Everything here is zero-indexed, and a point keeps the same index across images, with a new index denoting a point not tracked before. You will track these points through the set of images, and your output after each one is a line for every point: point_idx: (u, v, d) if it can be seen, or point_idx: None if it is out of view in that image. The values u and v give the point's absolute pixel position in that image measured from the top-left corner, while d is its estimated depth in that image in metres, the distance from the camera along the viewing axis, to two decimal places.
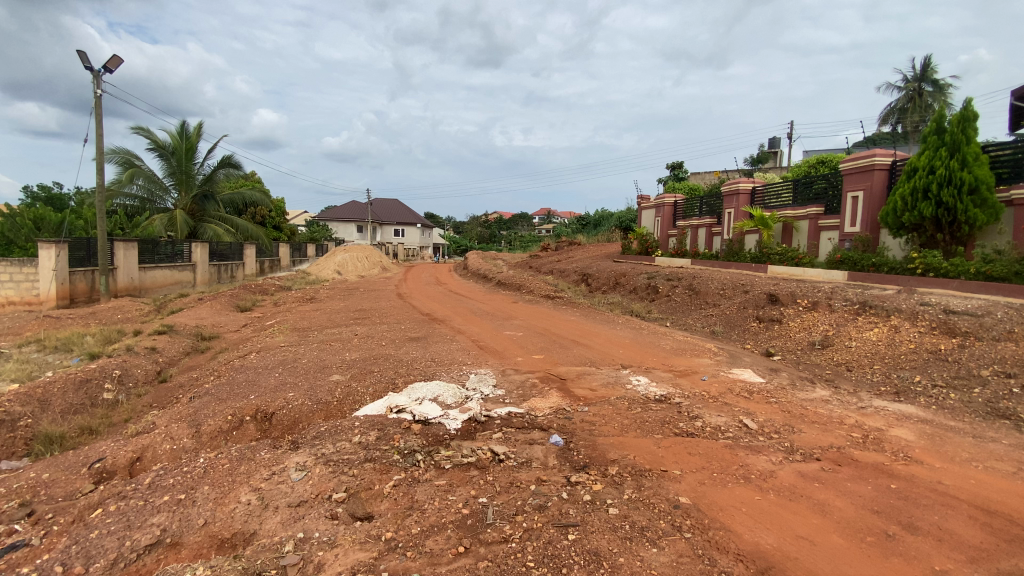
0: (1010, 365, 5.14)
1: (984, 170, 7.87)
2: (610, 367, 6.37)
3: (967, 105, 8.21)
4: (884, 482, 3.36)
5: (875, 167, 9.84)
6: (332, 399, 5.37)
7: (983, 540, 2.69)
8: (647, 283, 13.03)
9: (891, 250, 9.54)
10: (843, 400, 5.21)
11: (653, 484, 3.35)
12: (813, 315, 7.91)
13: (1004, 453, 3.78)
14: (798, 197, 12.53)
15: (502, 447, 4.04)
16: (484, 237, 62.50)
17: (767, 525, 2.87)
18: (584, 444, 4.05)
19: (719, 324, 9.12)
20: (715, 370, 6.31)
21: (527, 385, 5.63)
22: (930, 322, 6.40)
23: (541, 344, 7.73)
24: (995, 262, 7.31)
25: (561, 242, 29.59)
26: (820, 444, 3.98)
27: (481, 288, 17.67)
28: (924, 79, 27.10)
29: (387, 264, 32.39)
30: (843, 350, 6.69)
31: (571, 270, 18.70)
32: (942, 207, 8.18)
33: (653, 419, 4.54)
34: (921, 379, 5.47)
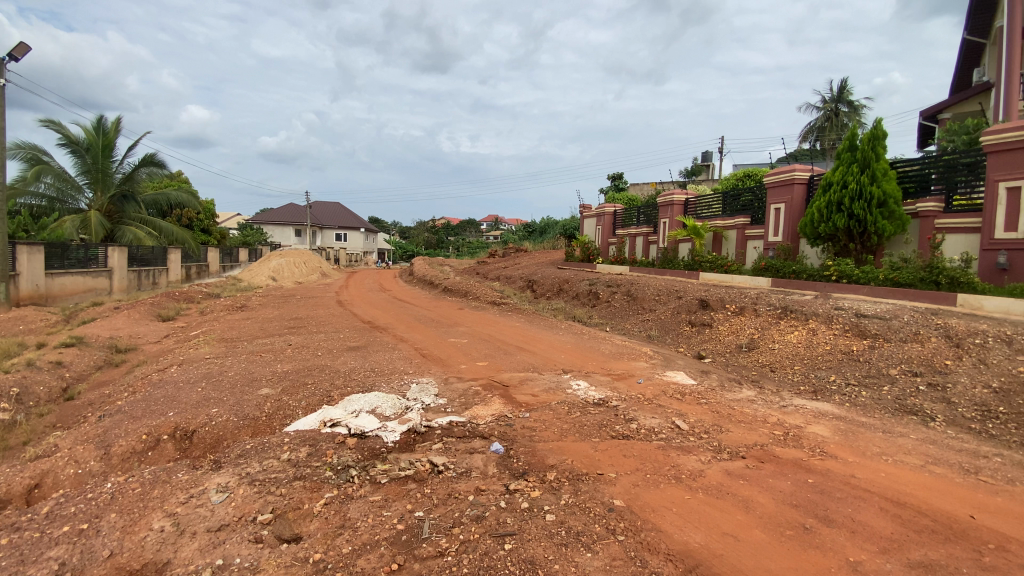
0: (916, 365, 5.64)
1: (891, 185, 8.61)
2: (552, 372, 6.43)
3: (876, 125, 8.94)
4: (802, 476, 3.58)
5: (795, 181, 10.60)
6: (260, 414, 5.06)
7: (893, 531, 2.89)
8: (589, 289, 13.33)
9: (809, 258, 10.29)
10: (767, 399, 5.52)
11: (589, 489, 3.38)
12: (740, 319, 8.36)
13: (911, 447, 4.13)
14: (728, 208, 13.27)
15: (441, 458, 3.95)
16: (431, 243, 61.76)
17: (695, 524, 2.96)
18: (523, 450, 4.04)
19: (655, 329, 9.47)
20: (650, 372, 6.53)
21: (469, 393, 5.57)
22: (843, 325, 6.93)
23: (483, 351, 7.69)
24: (901, 269, 8.02)
25: (508, 248, 29.73)
26: (745, 443, 4.19)
27: (426, 294, 17.43)
28: (839, 101, 29.57)
29: (328, 270, 31.28)
30: (767, 352, 7.12)
31: (517, 276, 18.84)
32: (854, 220, 8.90)
33: (592, 423, 4.61)
34: (836, 379, 5.91)
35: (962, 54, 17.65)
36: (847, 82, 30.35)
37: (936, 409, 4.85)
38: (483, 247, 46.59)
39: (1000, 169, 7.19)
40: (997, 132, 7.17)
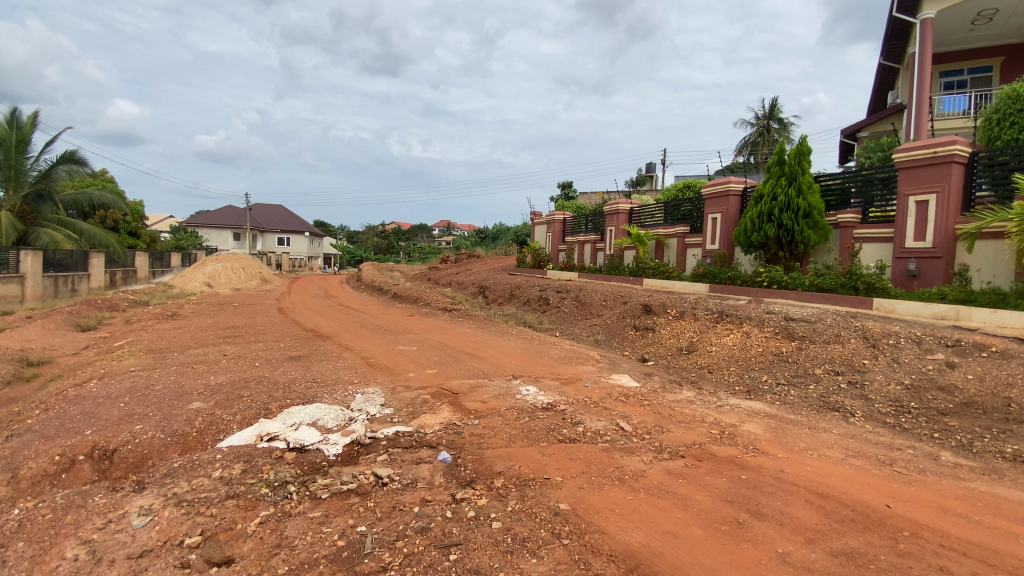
0: (837, 364, 6.08)
1: (816, 198, 9.25)
2: (502, 378, 6.43)
3: (802, 141, 9.57)
4: (736, 473, 3.75)
5: (730, 193, 11.20)
6: (191, 430, 4.75)
7: (817, 522, 3.09)
8: (539, 295, 13.49)
9: (743, 265, 10.90)
10: (705, 399, 5.78)
11: (535, 494, 3.40)
12: (681, 323, 8.71)
13: (833, 441, 4.44)
14: (669, 217, 13.83)
15: (386, 469, 3.85)
16: (381, 248, 60.39)
17: (637, 524, 3.04)
18: (470, 458, 4.00)
19: (601, 333, 9.70)
20: (597, 376, 6.67)
21: (417, 402, 5.47)
22: (773, 328, 7.36)
23: (433, 358, 7.58)
24: (824, 275, 8.63)
25: (460, 254, 29.54)
26: (685, 442, 4.36)
27: (375, 300, 17.04)
28: (771, 118, 31.60)
29: (270, 276, 29.92)
30: (705, 354, 7.46)
31: (469, 282, 18.77)
32: (782, 229, 9.50)
33: (540, 428, 4.65)
34: (767, 378, 6.28)
35: (876, 78, 19.29)
36: (777, 100, 32.48)
37: (856, 406, 5.24)
38: (435, 252, 46.09)
39: (910, 184, 7.88)
40: (908, 150, 7.87)
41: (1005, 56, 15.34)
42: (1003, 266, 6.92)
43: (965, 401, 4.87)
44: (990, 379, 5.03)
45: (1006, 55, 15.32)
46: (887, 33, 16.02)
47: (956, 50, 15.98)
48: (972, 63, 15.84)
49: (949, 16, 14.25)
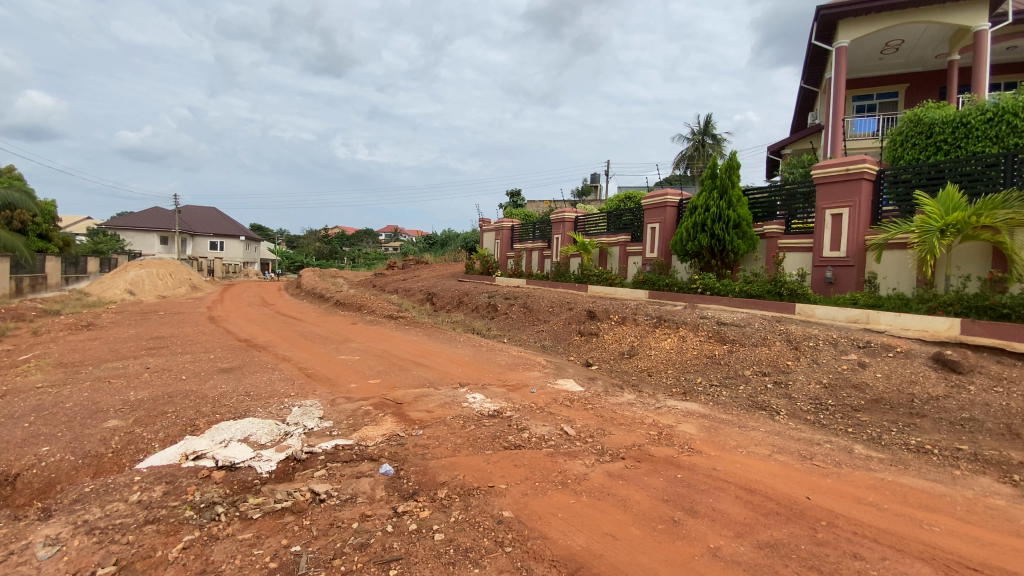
0: (765, 365, 6.48)
1: (744, 210, 9.86)
2: (448, 387, 6.35)
3: (732, 156, 10.15)
4: (673, 473, 3.90)
5: (668, 204, 11.74)
6: (106, 451, 4.36)
7: (746, 516, 3.26)
8: (487, 302, 13.51)
9: (680, 273, 11.41)
10: (645, 401, 5.99)
11: (479, 502, 3.38)
12: (622, 328, 8.98)
13: (760, 438, 4.72)
14: (612, 226, 14.27)
15: (324, 485, 3.70)
16: (324, 254, 58.28)
17: (578, 527, 3.09)
18: (414, 470, 3.92)
19: (548, 339, 9.84)
20: (543, 382, 6.73)
21: (359, 413, 5.30)
22: (707, 332, 7.74)
23: (377, 368, 7.38)
24: (752, 282, 9.19)
25: (408, 260, 29.05)
26: (625, 444, 4.49)
27: (317, 308, 16.41)
28: (705, 134, 33.41)
29: (201, 283, 28.08)
30: (645, 357, 7.74)
31: (416, 288, 18.50)
32: (714, 239, 10.04)
33: (485, 435, 4.63)
34: (702, 380, 6.59)
35: (799, 99, 20.87)
36: (711, 118, 34.48)
37: (781, 404, 5.60)
38: (382, 258, 45.11)
39: (827, 199, 8.56)
40: (824, 167, 8.53)
41: (907, 84, 17.04)
42: (906, 274, 7.65)
43: (875, 397, 5.32)
44: (895, 377, 5.53)
45: (908, 83, 17.02)
46: (808, 58, 17.35)
47: (866, 77, 17.58)
48: (879, 89, 17.48)
49: (860, 45, 15.67)
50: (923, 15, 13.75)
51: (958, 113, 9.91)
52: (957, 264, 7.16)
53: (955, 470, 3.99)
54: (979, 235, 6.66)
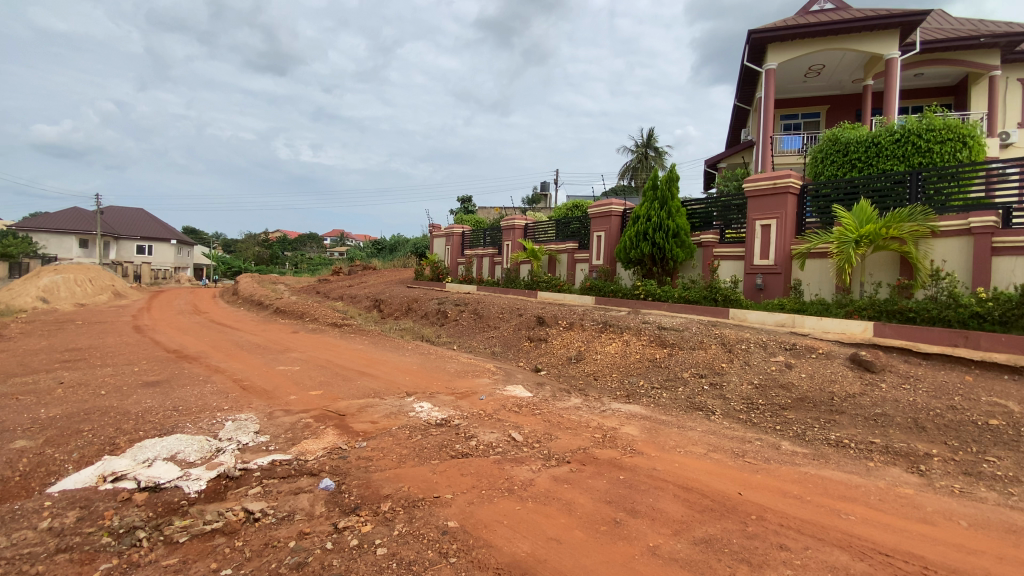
0: (701, 368, 6.79)
1: (682, 220, 10.32)
2: (394, 397, 6.21)
3: (672, 169, 10.62)
4: (616, 474, 4.01)
5: (612, 214, 12.13)
6: (10, 475, 3.95)
7: (683, 513, 3.40)
8: (437, 308, 13.38)
9: (624, 279, 11.78)
10: (591, 405, 6.13)
11: (423, 514, 3.32)
12: (570, 334, 9.15)
13: (697, 438, 4.94)
14: (560, 234, 14.54)
15: (259, 504, 3.52)
16: (264, 259, 55.62)
17: (523, 533, 3.11)
18: (356, 483, 3.80)
19: (498, 345, 9.87)
20: (492, 388, 6.72)
21: (298, 426, 5.09)
22: (648, 336, 8.03)
23: (319, 378, 7.10)
24: (690, 289, 9.61)
25: (354, 265, 28.23)
26: (571, 448, 4.57)
27: (256, 316, 15.64)
28: (648, 146, 34.72)
29: (126, 290, 26.03)
30: (591, 362, 7.92)
31: (363, 295, 18.02)
32: (655, 247, 10.45)
33: (431, 445, 4.56)
34: (644, 383, 6.82)
35: (733, 116, 22.14)
36: (655, 131, 35.95)
37: (716, 405, 5.89)
38: (327, 264, 43.62)
39: (757, 211, 9.13)
40: (755, 180, 9.10)
41: (828, 105, 18.46)
42: (826, 281, 8.27)
43: (800, 396, 5.71)
44: (817, 377, 5.95)
45: (828, 104, 18.46)
46: (741, 78, 18.45)
47: (792, 97, 18.91)
48: (804, 109, 18.85)
49: (787, 68, 16.84)
50: (841, 43, 14.97)
51: (870, 134, 10.86)
52: (870, 272, 7.82)
53: (869, 462, 4.34)
54: (888, 245, 7.31)
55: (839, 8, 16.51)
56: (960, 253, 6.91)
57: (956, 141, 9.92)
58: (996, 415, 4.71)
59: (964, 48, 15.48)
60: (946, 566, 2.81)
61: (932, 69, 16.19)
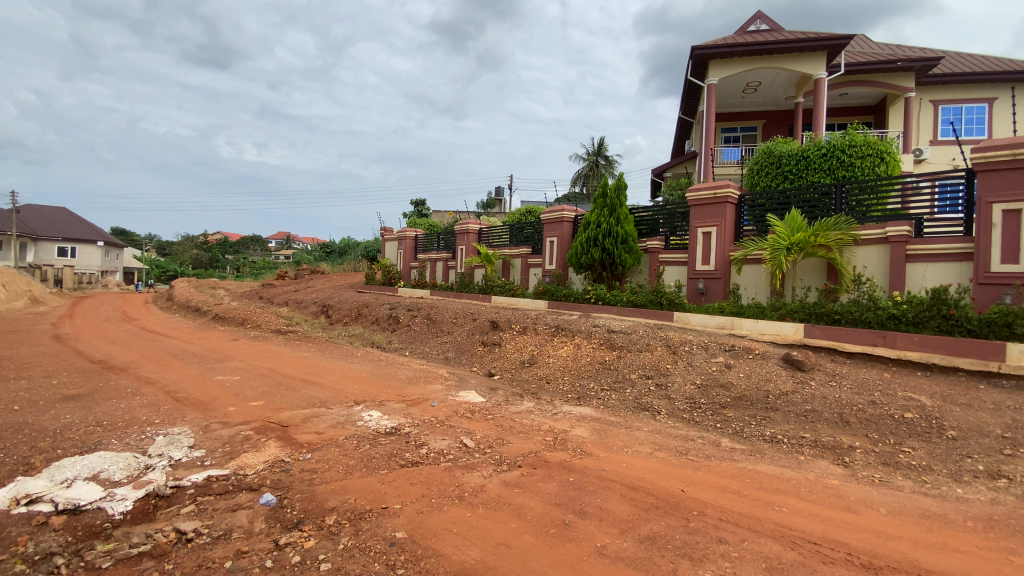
0: (648, 369, 7.02)
1: (630, 227, 10.64)
2: (341, 406, 6.03)
3: (620, 177, 10.94)
4: (565, 477, 4.07)
5: (564, 220, 12.35)
6: None
7: (630, 513, 3.49)
8: (389, 314, 13.12)
9: (576, 284, 12.00)
10: (542, 408, 6.19)
11: (371, 526, 3.23)
12: (523, 337, 9.21)
13: (644, 437, 5.10)
14: (514, 239, 14.65)
15: (193, 523, 3.33)
16: (203, 263, 52.63)
17: (472, 540, 3.09)
18: (299, 497, 3.66)
19: (451, 350, 9.81)
20: (444, 395, 6.65)
21: (236, 439, 4.84)
22: (599, 339, 8.22)
23: (260, 389, 6.78)
24: (637, 293, 9.92)
25: (301, 269, 27.20)
26: (523, 452, 4.60)
27: (193, 323, 14.75)
28: (599, 154, 35.58)
29: (43, 295, 23.88)
30: (544, 365, 8.01)
31: (310, 300, 17.39)
32: (605, 253, 10.72)
33: (380, 454, 4.46)
34: (594, 385, 6.97)
35: (678, 128, 23.09)
36: (606, 140, 36.94)
37: (662, 405, 6.09)
38: (271, 268, 41.82)
39: (698, 219, 9.56)
40: (696, 190, 9.52)
41: (764, 120, 19.60)
42: (761, 285, 8.76)
43: (738, 394, 6.00)
44: (754, 376, 6.29)
45: (764, 119, 19.59)
46: (685, 92, 19.28)
47: (732, 112, 19.94)
48: (743, 123, 19.91)
49: (727, 84, 17.74)
50: (776, 62, 15.94)
51: (801, 148, 11.60)
52: (801, 277, 8.34)
53: (800, 455, 4.62)
54: (816, 252, 7.84)
55: (774, 29, 17.56)
56: (879, 259, 7.50)
57: (874, 156, 10.80)
58: (911, 409, 5.13)
59: (883, 70, 16.84)
60: (868, 551, 3.02)
61: (855, 89, 17.51)
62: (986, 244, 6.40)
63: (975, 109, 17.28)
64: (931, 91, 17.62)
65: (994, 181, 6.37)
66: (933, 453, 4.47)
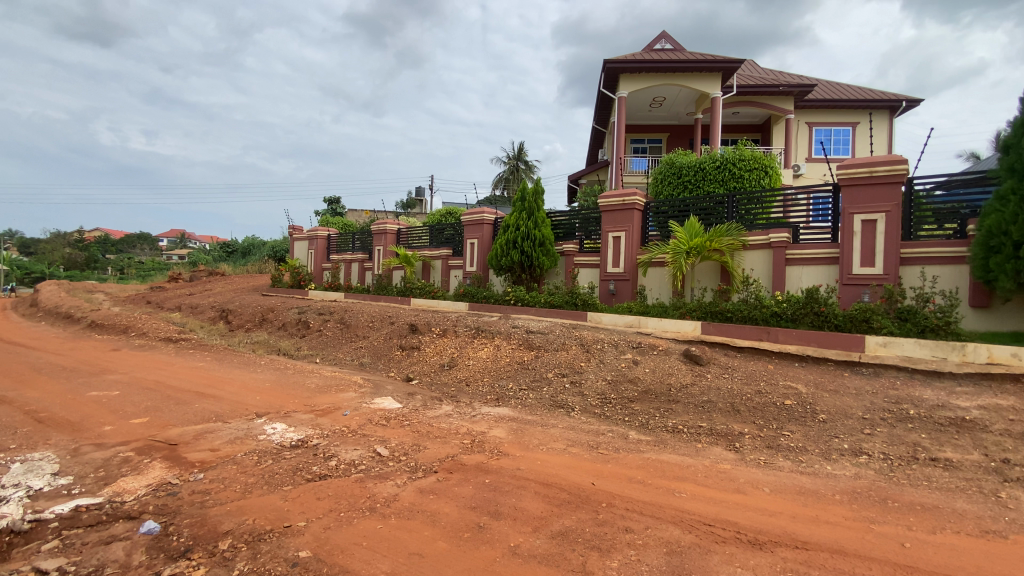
0: (564, 368, 7.22)
1: (547, 230, 10.93)
2: (240, 419, 5.58)
3: (537, 181, 11.20)
4: (481, 478, 4.07)
5: (484, 222, 12.43)
6: None
7: (543, 510, 3.57)
8: (298, 318, 12.39)
9: (496, 286, 12.09)
10: (461, 411, 6.15)
11: (271, 547, 3.01)
12: (443, 340, 9.10)
13: (558, 434, 5.24)
14: (434, 240, 14.48)
15: (57, 561, 2.91)
16: (76, 262, 46.28)
17: (383, 552, 2.99)
18: (188, 523, 3.32)
19: (367, 356, 9.46)
20: (357, 403, 6.38)
21: (113, 462, 4.31)
22: (517, 339, 8.33)
23: (145, 404, 6.09)
24: (554, 295, 10.20)
25: (198, 271, 24.87)
26: (439, 456, 4.54)
27: (61, 332, 12.93)
28: (519, 159, 36.24)
29: None
30: (463, 368, 7.98)
31: (208, 304, 15.96)
32: (524, 255, 10.91)
33: (284, 469, 4.19)
34: (512, 386, 7.06)
35: (593, 137, 24.08)
36: (524, 144, 37.63)
37: (576, 401, 6.32)
38: (162, 269, 37.92)
39: (609, 224, 10.05)
40: (607, 197, 10.02)
41: (669, 132, 21.03)
42: (665, 286, 9.38)
43: (645, 388, 6.37)
44: (659, 370, 6.71)
45: (669, 131, 21.02)
46: (598, 103, 20.17)
47: (641, 124, 21.16)
48: (650, 135, 21.21)
49: (636, 97, 18.80)
50: (679, 80, 17.15)
51: (699, 159, 12.60)
52: (699, 279, 9.03)
53: (698, 443, 5.00)
54: (711, 256, 8.53)
55: (676, 49, 18.92)
56: (764, 263, 8.32)
57: (760, 170, 12.05)
58: (790, 396, 5.74)
59: (768, 93, 18.75)
60: (754, 529, 3.33)
61: (746, 109, 19.33)
62: (850, 249, 7.33)
63: (842, 132, 19.78)
64: (807, 113, 19.90)
65: (855, 196, 7.31)
66: (808, 435, 5.03)
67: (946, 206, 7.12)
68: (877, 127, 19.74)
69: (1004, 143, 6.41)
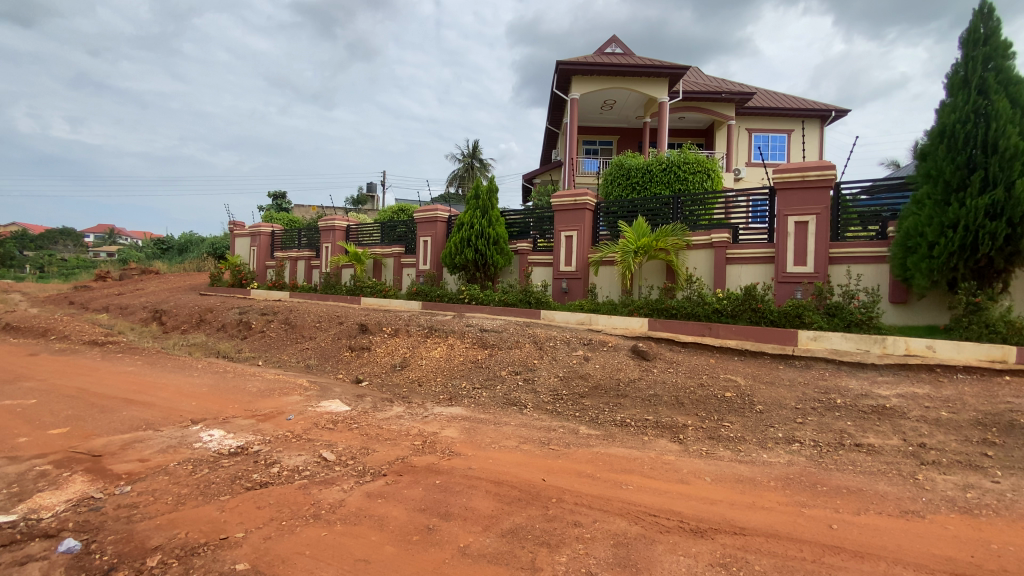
0: (517, 365, 7.26)
1: (501, 228, 10.95)
2: (174, 427, 5.26)
3: (490, 180, 11.19)
4: (431, 480, 4.03)
5: (438, 220, 12.28)
6: None
7: (493, 508, 3.58)
8: (240, 319, 11.80)
9: (450, 284, 11.99)
10: (412, 412, 6.06)
11: (206, 562, 2.86)
12: (395, 340, 8.93)
13: (510, 432, 5.27)
14: (386, 238, 14.18)
15: None
16: None
17: (328, 560, 2.91)
18: (114, 539, 3.10)
19: (314, 358, 9.13)
20: (303, 406, 6.16)
21: (27, 477, 3.95)
22: (471, 338, 8.30)
23: (65, 413, 5.62)
24: (508, 293, 10.21)
25: (128, 269, 23.21)
26: (388, 459, 4.46)
27: None
28: (474, 156, 36.12)
29: None
30: (415, 368, 7.86)
31: (140, 305, 14.94)
32: (477, 253, 10.88)
33: (221, 478, 3.98)
34: (465, 385, 7.02)
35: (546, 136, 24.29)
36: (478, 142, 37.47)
37: (528, 399, 6.37)
38: (88, 267, 35.19)
39: (561, 224, 10.18)
40: (559, 197, 10.17)
41: (620, 134, 21.53)
42: (615, 285, 9.61)
43: (595, 384, 6.50)
44: (608, 366, 6.87)
45: (620, 134, 21.52)
46: (551, 104, 20.37)
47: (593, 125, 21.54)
48: (602, 137, 21.64)
49: (588, 99, 19.12)
50: (629, 83, 17.59)
51: (646, 162, 12.95)
52: (647, 277, 9.31)
53: (644, 436, 5.16)
54: (658, 255, 8.81)
55: (626, 53, 19.39)
56: (707, 262, 8.69)
57: (704, 173, 12.53)
58: (730, 388, 6.02)
59: (712, 99, 19.57)
60: (696, 517, 3.47)
61: (691, 114, 20.07)
62: (784, 249, 7.77)
63: (779, 138, 20.92)
64: (748, 120, 20.91)
65: (789, 199, 7.76)
66: (746, 425, 5.30)
67: (869, 209, 7.68)
68: (810, 134, 21.04)
69: (921, 152, 6.95)
